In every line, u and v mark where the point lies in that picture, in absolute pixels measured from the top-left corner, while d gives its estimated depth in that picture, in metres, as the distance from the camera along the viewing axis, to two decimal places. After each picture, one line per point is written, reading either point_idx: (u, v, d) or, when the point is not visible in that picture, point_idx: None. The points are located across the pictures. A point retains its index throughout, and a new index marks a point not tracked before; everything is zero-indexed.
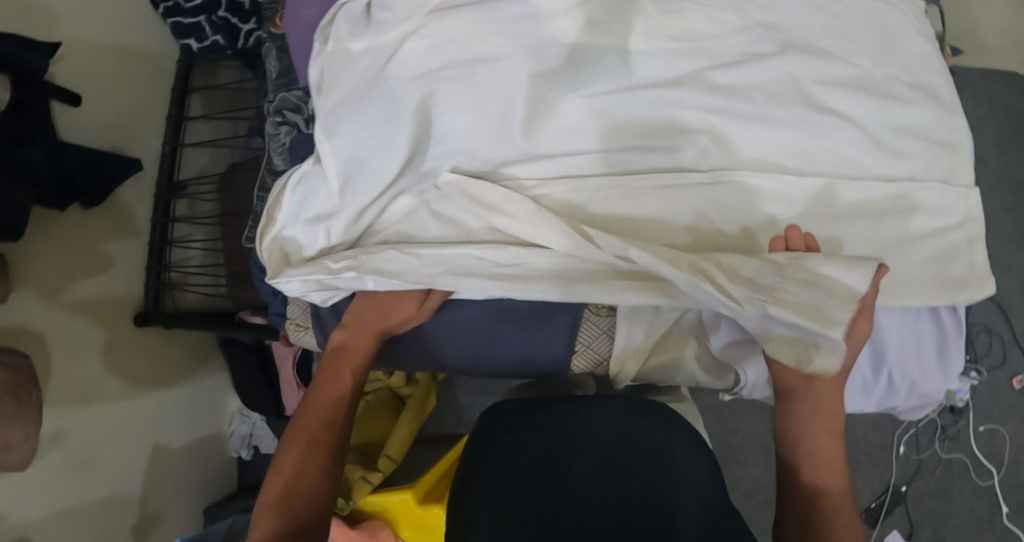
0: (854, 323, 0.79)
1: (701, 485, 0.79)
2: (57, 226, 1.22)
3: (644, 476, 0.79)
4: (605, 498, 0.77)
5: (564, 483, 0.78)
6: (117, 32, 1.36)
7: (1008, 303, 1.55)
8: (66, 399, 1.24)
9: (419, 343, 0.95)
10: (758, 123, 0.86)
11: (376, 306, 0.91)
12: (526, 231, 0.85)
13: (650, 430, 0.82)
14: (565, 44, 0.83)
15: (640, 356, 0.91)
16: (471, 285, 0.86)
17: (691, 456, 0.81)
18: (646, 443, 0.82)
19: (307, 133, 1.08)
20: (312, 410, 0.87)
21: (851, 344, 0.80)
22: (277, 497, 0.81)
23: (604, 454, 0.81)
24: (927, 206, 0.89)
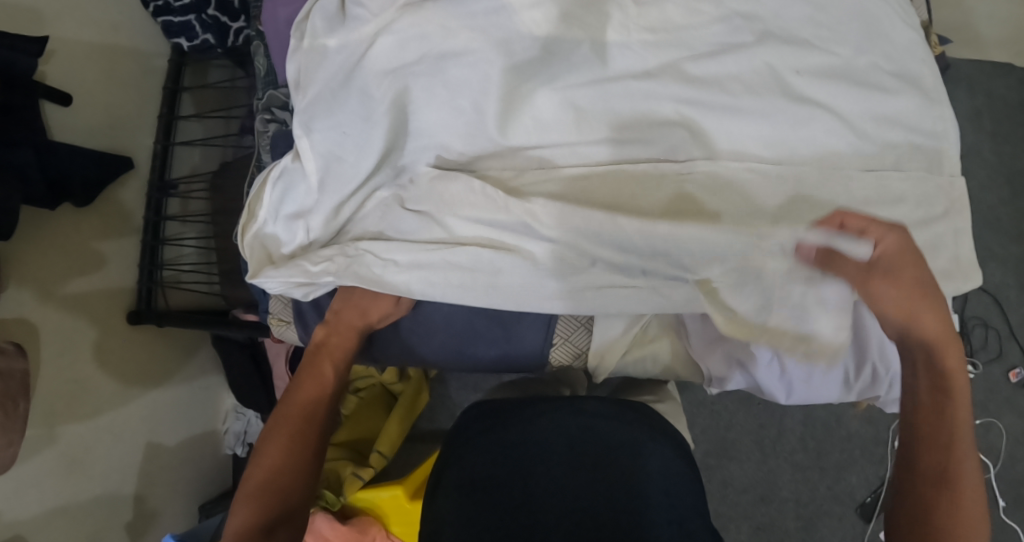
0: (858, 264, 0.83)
1: (666, 481, 0.83)
2: (48, 227, 1.23)
3: (617, 477, 0.83)
4: (577, 497, 0.81)
5: (533, 488, 0.82)
6: (104, 32, 1.36)
7: (1004, 296, 1.54)
8: (59, 397, 1.25)
9: (398, 340, 0.95)
10: (737, 115, 0.86)
11: (354, 305, 0.90)
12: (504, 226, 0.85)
13: (621, 429, 0.86)
14: (538, 38, 0.83)
15: (615, 350, 0.93)
16: (448, 292, 0.86)
17: (658, 450, 0.85)
18: (615, 440, 0.85)
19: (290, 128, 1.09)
20: (294, 406, 0.88)
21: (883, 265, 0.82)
22: (257, 490, 0.83)
23: (569, 455, 0.84)
24: (911, 198, 0.88)
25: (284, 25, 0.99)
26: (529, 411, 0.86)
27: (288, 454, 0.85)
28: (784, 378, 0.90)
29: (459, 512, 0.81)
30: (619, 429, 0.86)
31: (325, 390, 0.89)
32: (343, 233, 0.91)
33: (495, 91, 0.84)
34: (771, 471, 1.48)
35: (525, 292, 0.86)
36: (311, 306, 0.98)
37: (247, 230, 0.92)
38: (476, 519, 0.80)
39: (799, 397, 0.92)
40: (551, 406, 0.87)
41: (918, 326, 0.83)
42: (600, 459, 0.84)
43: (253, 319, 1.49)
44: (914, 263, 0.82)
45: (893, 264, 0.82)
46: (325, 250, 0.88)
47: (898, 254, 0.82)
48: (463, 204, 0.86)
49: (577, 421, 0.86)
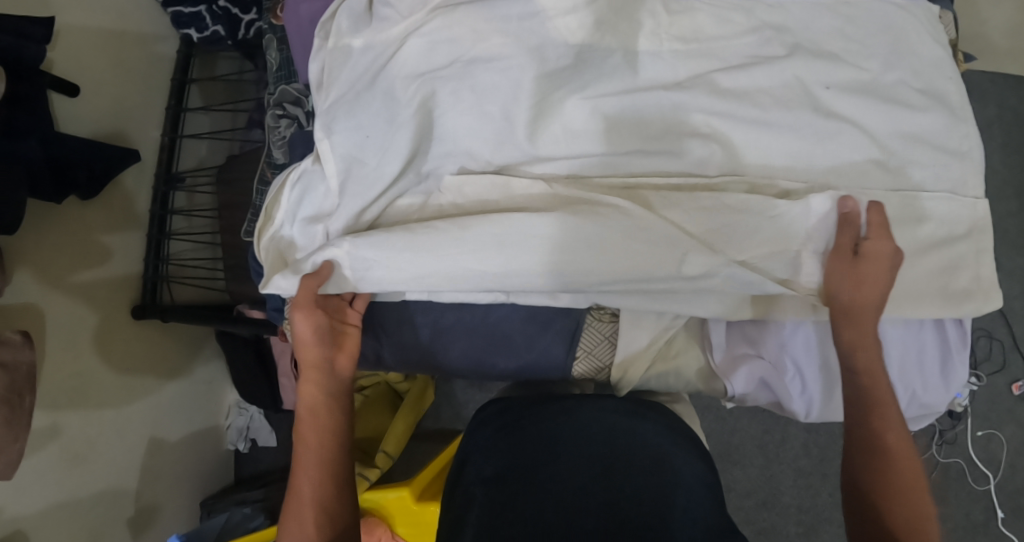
0: (834, 266, 0.81)
1: (696, 489, 0.81)
2: (53, 219, 1.21)
3: (644, 471, 0.81)
4: (599, 490, 0.79)
5: (553, 479, 0.81)
6: (115, 20, 1.34)
7: (1009, 309, 1.56)
8: (61, 390, 1.23)
9: (421, 349, 0.92)
10: (766, 128, 0.85)
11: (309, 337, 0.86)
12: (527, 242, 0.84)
13: (643, 431, 0.86)
14: (572, 45, 0.82)
15: (641, 364, 0.90)
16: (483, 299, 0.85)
17: (683, 453, 0.84)
18: (637, 438, 0.86)
19: (307, 129, 1.06)
20: (306, 459, 0.87)
21: (849, 272, 0.81)
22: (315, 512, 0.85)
23: (592, 456, 0.84)
24: (935, 217, 0.88)
25: (306, 22, 0.96)
26: (542, 411, 0.89)
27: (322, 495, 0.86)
28: (806, 394, 0.89)
29: (481, 498, 0.81)
30: (640, 427, 0.87)
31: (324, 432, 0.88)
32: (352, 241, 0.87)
33: (525, 95, 0.82)
34: (774, 476, 1.48)
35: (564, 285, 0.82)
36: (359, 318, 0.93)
37: (263, 232, 0.91)
38: (497, 501, 0.80)
39: (821, 416, 0.90)
40: (562, 408, 0.89)
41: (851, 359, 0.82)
42: (624, 453, 0.84)
43: (257, 316, 1.46)
44: (876, 276, 0.80)
45: (863, 261, 0.80)
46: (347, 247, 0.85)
47: (872, 254, 0.80)
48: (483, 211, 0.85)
49: (595, 419, 0.88)
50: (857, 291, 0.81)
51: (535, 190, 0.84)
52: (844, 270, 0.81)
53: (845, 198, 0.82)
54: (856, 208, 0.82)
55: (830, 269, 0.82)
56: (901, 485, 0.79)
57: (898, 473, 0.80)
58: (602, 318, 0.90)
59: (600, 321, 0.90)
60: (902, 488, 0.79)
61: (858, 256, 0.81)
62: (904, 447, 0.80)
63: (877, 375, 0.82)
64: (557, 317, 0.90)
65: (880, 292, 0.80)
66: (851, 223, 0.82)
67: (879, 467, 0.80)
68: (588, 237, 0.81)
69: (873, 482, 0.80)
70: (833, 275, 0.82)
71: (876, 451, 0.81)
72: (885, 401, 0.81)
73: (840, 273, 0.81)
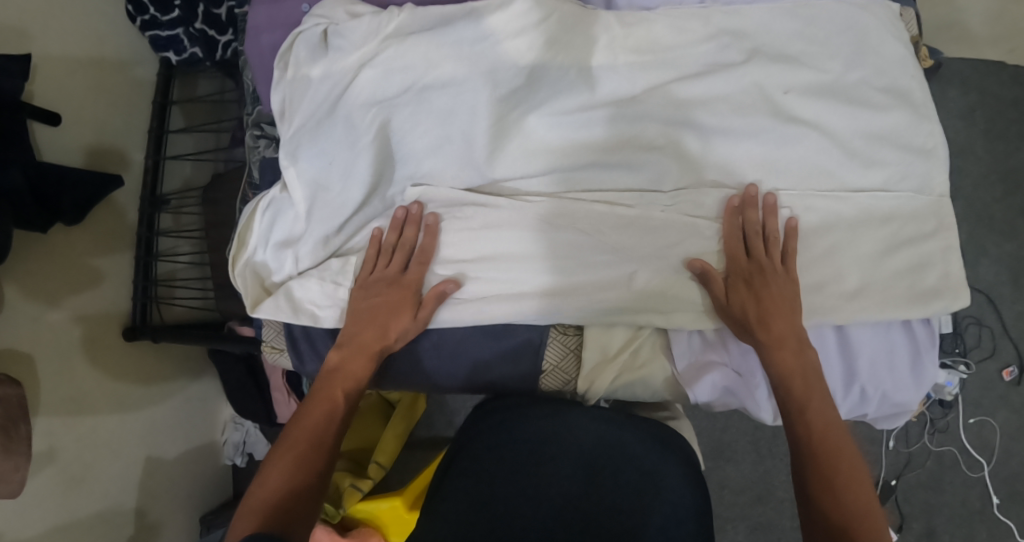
0: (726, 304, 0.82)
1: (672, 516, 0.77)
2: (42, 249, 1.24)
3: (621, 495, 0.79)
4: (570, 508, 0.79)
5: (536, 484, 0.81)
6: (91, 44, 1.35)
7: (997, 295, 1.58)
8: (56, 415, 1.25)
9: (407, 380, 0.91)
10: (726, 136, 0.86)
11: (374, 324, 0.84)
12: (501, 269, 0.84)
13: (637, 448, 0.82)
14: (523, 66, 0.82)
15: (606, 375, 0.86)
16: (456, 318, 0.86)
17: (670, 475, 0.80)
18: (628, 457, 0.81)
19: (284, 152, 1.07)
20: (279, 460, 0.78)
21: (741, 305, 0.81)
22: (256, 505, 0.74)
23: (584, 462, 0.82)
24: (901, 216, 0.89)
25: (266, 50, 0.94)
26: (544, 408, 0.86)
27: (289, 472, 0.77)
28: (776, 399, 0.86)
29: (467, 494, 0.81)
30: (637, 440, 0.83)
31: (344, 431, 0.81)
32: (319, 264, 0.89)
33: (485, 113, 0.82)
34: (767, 471, 1.49)
35: (540, 304, 0.84)
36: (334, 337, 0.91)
37: (238, 258, 0.92)
38: (481, 498, 0.81)
39: None
40: (555, 411, 0.86)
41: (784, 387, 0.80)
42: (612, 468, 0.81)
43: (248, 333, 1.47)
44: (758, 298, 0.81)
45: (737, 297, 0.81)
46: (343, 263, 0.88)
47: (732, 288, 0.82)
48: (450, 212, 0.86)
49: (588, 430, 0.84)
50: (753, 319, 0.81)
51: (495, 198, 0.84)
52: (730, 316, 0.82)
53: (689, 258, 0.83)
54: (700, 265, 0.82)
55: (724, 307, 0.82)
56: (837, 464, 0.76)
57: (844, 471, 0.76)
58: (567, 332, 0.88)
59: (565, 335, 0.88)
60: (847, 490, 0.75)
61: (726, 293, 0.82)
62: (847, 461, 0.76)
63: (805, 376, 0.80)
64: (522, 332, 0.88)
65: (754, 308, 0.81)
66: (707, 275, 0.82)
67: (820, 453, 0.77)
68: (556, 263, 0.84)
69: (813, 461, 0.77)
70: (727, 320, 0.82)
71: (804, 432, 0.78)
72: (794, 374, 0.80)
73: (734, 311, 0.81)
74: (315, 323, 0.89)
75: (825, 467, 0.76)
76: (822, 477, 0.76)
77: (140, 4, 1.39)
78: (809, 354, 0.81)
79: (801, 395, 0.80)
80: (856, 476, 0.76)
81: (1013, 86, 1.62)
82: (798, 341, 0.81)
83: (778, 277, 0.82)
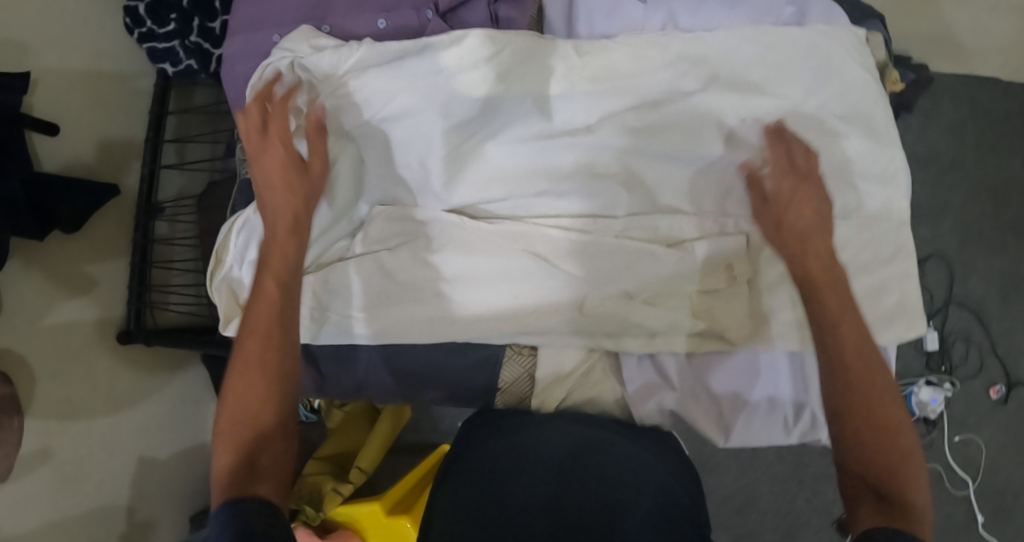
0: (767, 212, 0.84)
1: (651, 501, 0.77)
2: (41, 256, 1.29)
3: (601, 489, 0.78)
4: (554, 511, 0.76)
5: (512, 496, 0.77)
6: (89, 59, 1.38)
7: (986, 311, 1.57)
8: (52, 415, 1.30)
9: (373, 392, 0.95)
10: (681, 164, 0.88)
11: (281, 193, 0.83)
12: (457, 291, 0.86)
13: (612, 447, 0.82)
14: (475, 98, 0.83)
15: (562, 391, 0.89)
16: (412, 337, 0.88)
17: (645, 468, 0.80)
18: (605, 453, 0.81)
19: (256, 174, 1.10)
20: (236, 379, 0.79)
21: (781, 211, 0.83)
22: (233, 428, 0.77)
23: (562, 462, 0.80)
24: (853, 244, 0.90)
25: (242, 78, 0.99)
26: (515, 422, 0.84)
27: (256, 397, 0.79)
28: (722, 421, 0.87)
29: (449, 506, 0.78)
30: (610, 438, 0.83)
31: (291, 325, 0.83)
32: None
33: (448, 142, 0.85)
34: (750, 483, 1.49)
35: (496, 326, 0.86)
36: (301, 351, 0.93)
37: (217, 275, 0.98)
38: (464, 505, 0.77)
39: (741, 439, 0.88)
40: (526, 420, 0.85)
41: (816, 303, 0.80)
42: (590, 467, 0.80)
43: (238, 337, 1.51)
44: (798, 201, 0.82)
45: (777, 199, 0.83)
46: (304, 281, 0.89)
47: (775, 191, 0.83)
48: (411, 234, 0.88)
49: (562, 432, 0.83)
50: (791, 222, 0.82)
51: (451, 219, 0.87)
52: (769, 220, 0.83)
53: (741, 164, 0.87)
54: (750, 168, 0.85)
55: (764, 212, 0.84)
56: (868, 385, 0.77)
57: (873, 386, 0.77)
58: (522, 352, 0.89)
59: (520, 354, 0.89)
60: (876, 409, 0.76)
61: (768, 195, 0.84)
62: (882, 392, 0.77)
63: (835, 296, 0.80)
64: (476, 346, 0.90)
65: (791, 215, 0.82)
66: (756, 178, 0.85)
67: (850, 379, 0.77)
68: (512, 286, 0.85)
69: (846, 398, 0.77)
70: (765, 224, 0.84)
71: (834, 348, 0.79)
72: (823, 291, 0.80)
73: (774, 217, 0.83)
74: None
75: (857, 388, 0.77)
76: (854, 404, 0.77)
77: (138, 16, 1.41)
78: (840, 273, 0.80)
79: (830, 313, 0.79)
80: (888, 390, 0.77)
81: (1005, 99, 1.60)
82: (830, 261, 0.81)
83: (816, 185, 0.82)
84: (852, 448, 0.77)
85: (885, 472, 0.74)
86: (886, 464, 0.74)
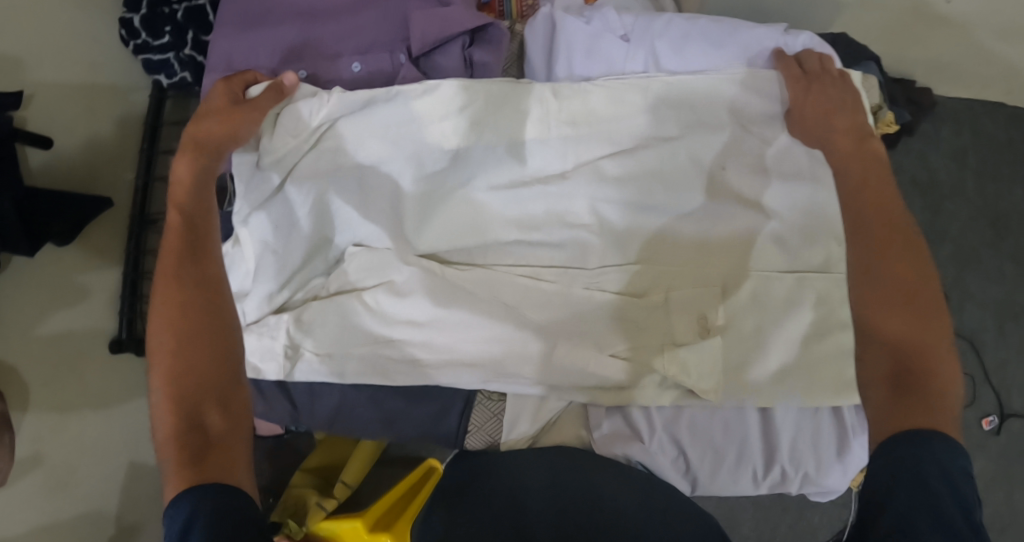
0: (804, 96, 0.87)
1: (637, 502, 0.79)
2: (30, 267, 1.22)
3: (589, 497, 0.79)
4: (550, 520, 0.76)
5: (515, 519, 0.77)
6: (82, 73, 1.30)
7: (981, 340, 1.54)
8: (43, 419, 1.23)
9: (345, 430, 0.95)
10: (656, 214, 0.88)
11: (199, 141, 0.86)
12: (427, 336, 0.87)
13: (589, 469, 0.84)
14: (447, 149, 0.87)
15: (528, 436, 0.91)
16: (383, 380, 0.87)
17: (621, 480, 0.83)
18: (585, 473, 0.83)
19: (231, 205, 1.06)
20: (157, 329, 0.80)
21: (816, 96, 0.87)
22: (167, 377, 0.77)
23: (548, 487, 0.81)
24: (835, 297, 0.88)
25: None
26: (492, 470, 0.87)
27: (192, 365, 0.77)
28: (689, 473, 0.90)
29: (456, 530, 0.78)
30: (583, 462, 0.85)
31: (216, 278, 0.83)
32: (259, 321, 0.91)
33: (411, 179, 0.88)
34: (733, 507, 1.48)
35: (467, 372, 0.86)
36: (276, 388, 0.92)
37: None
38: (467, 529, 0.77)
39: (708, 490, 0.91)
40: (502, 462, 0.88)
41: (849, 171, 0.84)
42: (575, 487, 0.81)
43: None
44: (829, 88, 0.87)
45: (813, 85, 0.87)
46: (278, 318, 0.90)
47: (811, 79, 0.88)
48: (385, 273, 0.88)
49: (537, 464, 0.85)
50: (828, 102, 0.87)
51: (421, 263, 0.88)
52: (808, 104, 0.87)
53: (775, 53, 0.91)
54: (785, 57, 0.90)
55: (800, 98, 0.87)
56: (899, 255, 0.79)
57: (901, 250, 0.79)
58: (492, 397, 0.89)
59: (490, 399, 0.89)
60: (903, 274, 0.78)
61: (803, 79, 0.87)
62: (911, 270, 0.78)
63: (870, 165, 0.84)
64: (445, 392, 0.90)
65: (826, 102, 0.87)
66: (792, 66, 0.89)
67: (879, 249, 0.79)
68: (482, 334, 0.86)
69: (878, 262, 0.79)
70: (800, 107, 0.87)
71: (864, 218, 0.82)
72: (859, 158, 0.84)
73: (810, 102, 0.87)
74: (258, 375, 0.90)
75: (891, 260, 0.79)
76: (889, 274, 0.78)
77: (133, 28, 1.32)
78: (872, 143, 0.85)
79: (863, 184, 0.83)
80: (915, 256, 0.79)
81: (1008, 126, 1.57)
82: (861, 133, 0.86)
83: (835, 79, 0.88)
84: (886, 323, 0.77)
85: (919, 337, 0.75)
86: (924, 335, 0.75)
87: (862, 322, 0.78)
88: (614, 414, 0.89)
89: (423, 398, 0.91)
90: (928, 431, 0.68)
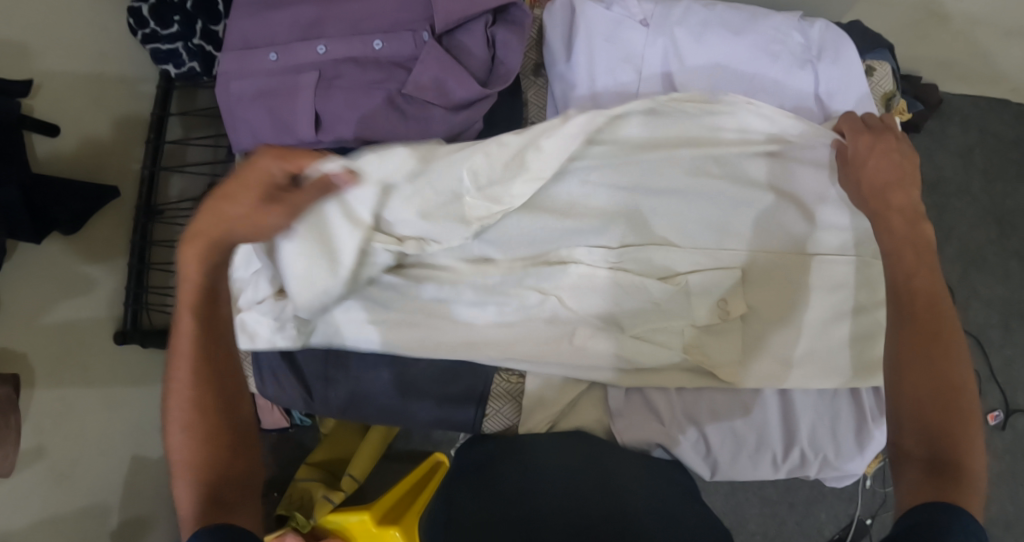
0: (868, 157, 0.83)
1: (648, 499, 0.80)
2: (40, 252, 1.15)
3: (603, 491, 0.79)
4: (564, 513, 0.76)
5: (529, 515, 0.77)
6: (93, 61, 1.25)
7: (986, 338, 1.55)
8: (47, 414, 1.17)
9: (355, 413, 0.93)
10: (678, 198, 0.87)
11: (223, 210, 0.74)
12: (447, 311, 0.87)
13: (601, 458, 0.84)
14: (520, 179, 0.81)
15: (548, 415, 0.90)
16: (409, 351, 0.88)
17: (630, 471, 0.83)
18: (597, 464, 0.83)
19: None
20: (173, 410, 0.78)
21: (878, 156, 0.83)
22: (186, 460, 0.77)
23: (561, 479, 0.81)
24: (851, 282, 0.88)
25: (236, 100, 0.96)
26: (502, 456, 0.86)
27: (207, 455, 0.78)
28: (709, 457, 0.89)
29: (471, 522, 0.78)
30: (594, 451, 0.85)
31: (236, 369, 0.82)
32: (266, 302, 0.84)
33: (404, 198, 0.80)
34: (739, 504, 1.47)
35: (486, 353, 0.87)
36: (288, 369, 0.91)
37: None
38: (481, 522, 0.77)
39: (727, 474, 0.90)
40: (513, 448, 0.87)
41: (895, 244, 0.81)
42: (588, 479, 0.81)
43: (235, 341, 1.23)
44: (896, 153, 0.83)
45: (880, 141, 0.83)
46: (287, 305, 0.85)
47: (875, 143, 0.83)
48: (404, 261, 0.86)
49: (548, 451, 0.85)
50: (890, 171, 0.82)
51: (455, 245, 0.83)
52: (880, 160, 0.83)
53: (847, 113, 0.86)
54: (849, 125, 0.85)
55: (862, 156, 0.83)
56: (943, 339, 0.76)
57: (936, 335, 0.76)
58: (510, 379, 0.91)
59: (508, 381, 0.91)
60: (943, 362, 0.75)
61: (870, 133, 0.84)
62: (954, 365, 0.75)
63: (919, 247, 0.80)
64: (466, 373, 0.91)
65: (890, 169, 0.82)
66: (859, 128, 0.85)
67: (922, 333, 0.76)
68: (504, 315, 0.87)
69: (923, 342, 0.76)
70: (864, 164, 0.83)
71: (908, 301, 0.78)
72: (915, 237, 0.81)
73: (873, 165, 0.83)
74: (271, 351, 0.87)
75: (939, 350, 0.75)
76: (927, 361, 0.75)
77: (141, 17, 1.25)
78: (924, 227, 0.81)
79: (914, 259, 0.80)
80: (955, 347, 0.76)
81: (1015, 125, 1.57)
82: (915, 211, 0.82)
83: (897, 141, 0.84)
84: (926, 416, 0.74)
85: (954, 430, 0.73)
86: (960, 434, 0.73)
87: (900, 402, 0.76)
88: (633, 395, 0.90)
89: (445, 381, 0.91)
90: (960, 511, 0.67)
